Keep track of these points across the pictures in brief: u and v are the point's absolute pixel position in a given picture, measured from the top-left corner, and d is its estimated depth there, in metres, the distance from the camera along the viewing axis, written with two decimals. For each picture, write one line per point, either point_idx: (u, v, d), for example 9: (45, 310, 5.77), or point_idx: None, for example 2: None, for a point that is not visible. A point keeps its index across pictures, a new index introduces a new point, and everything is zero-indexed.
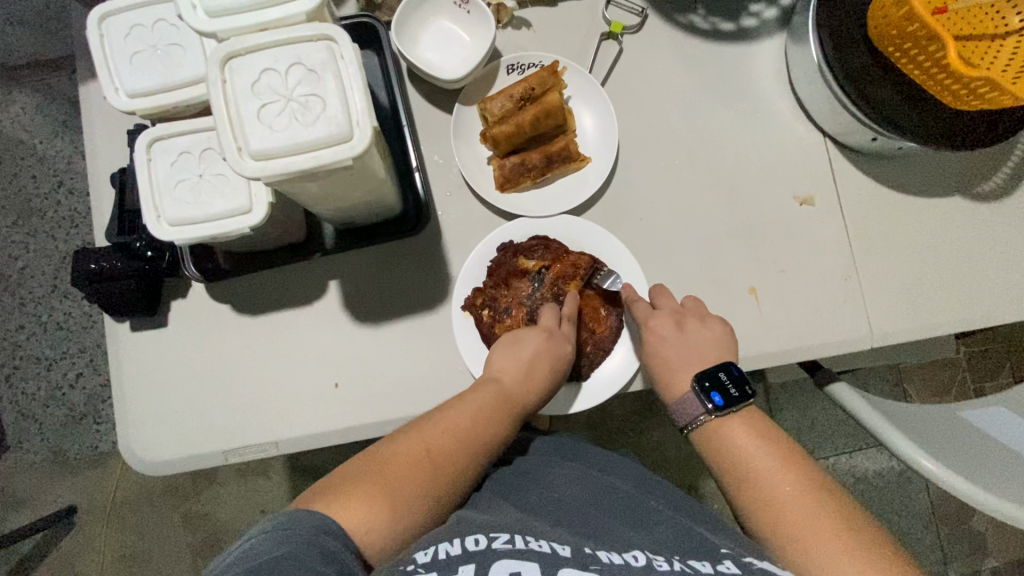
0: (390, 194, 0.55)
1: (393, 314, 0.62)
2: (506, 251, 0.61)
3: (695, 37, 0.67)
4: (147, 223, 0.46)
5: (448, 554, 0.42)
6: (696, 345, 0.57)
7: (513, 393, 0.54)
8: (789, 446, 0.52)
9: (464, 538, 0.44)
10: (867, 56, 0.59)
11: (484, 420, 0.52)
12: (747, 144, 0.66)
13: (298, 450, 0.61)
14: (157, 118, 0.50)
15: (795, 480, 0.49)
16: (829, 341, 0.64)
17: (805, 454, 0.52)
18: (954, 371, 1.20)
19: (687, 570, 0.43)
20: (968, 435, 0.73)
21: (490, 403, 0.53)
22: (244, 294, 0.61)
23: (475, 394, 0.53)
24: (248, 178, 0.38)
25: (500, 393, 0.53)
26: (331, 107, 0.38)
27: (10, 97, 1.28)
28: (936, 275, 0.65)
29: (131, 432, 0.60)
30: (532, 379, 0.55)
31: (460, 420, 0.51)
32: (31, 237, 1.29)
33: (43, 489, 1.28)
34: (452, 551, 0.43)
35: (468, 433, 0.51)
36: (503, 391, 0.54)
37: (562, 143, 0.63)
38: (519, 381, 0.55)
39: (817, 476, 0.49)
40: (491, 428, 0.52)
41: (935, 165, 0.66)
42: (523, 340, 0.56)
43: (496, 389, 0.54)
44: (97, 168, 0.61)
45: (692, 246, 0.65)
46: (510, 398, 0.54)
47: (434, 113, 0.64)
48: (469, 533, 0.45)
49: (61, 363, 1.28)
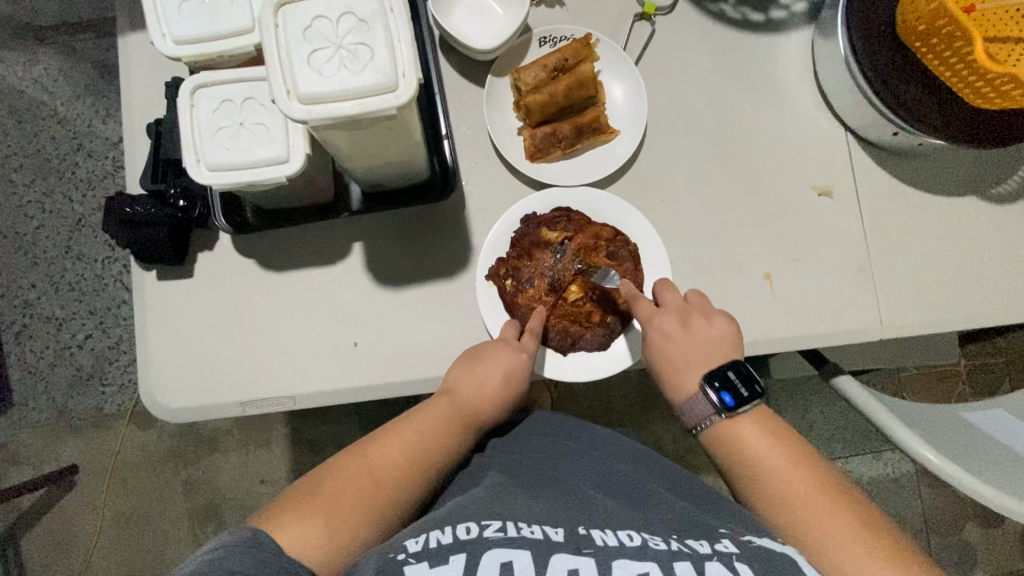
0: (421, 157, 0.57)
1: (413, 279, 0.63)
2: (529, 221, 0.63)
3: (724, 25, 0.68)
4: (187, 166, 0.47)
5: (439, 543, 0.43)
6: (706, 342, 0.57)
7: (460, 412, 0.57)
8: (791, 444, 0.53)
9: (455, 528, 0.45)
10: (893, 52, 0.60)
11: (428, 441, 0.54)
12: (769, 133, 0.67)
13: (314, 406, 0.62)
14: (200, 67, 0.51)
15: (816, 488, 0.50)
16: (839, 330, 0.65)
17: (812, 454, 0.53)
18: (953, 381, 1.22)
19: (684, 549, 0.44)
20: (969, 433, 0.75)
21: (439, 422, 0.55)
22: (269, 250, 0.62)
23: (423, 411, 0.56)
24: (295, 121, 0.39)
25: (446, 411, 0.56)
26: (379, 56, 0.39)
27: (36, 58, 1.29)
28: (948, 272, 0.66)
29: (152, 377, 0.61)
30: (483, 394, 0.57)
31: (406, 437, 0.53)
32: (48, 197, 1.30)
33: (45, 447, 1.29)
34: (443, 540, 0.43)
35: (415, 450, 0.53)
36: (450, 408, 0.56)
37: (593, 114, 0.64)
38: (470, 399, 0.57)
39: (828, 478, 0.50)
40: (436, 444, 0.54)
41: (953, 165, 0.67)
42: (480, 360, 0.58)
43: (443, 407, 0.56)
44: (133, 118, 0.62)
45: (710, 229, 0.66)
46: (459, 412, 0.57)
47: (465, 84, 0.65)
48: (460, 522, 0.46)
49: (71, 324, 1.29)
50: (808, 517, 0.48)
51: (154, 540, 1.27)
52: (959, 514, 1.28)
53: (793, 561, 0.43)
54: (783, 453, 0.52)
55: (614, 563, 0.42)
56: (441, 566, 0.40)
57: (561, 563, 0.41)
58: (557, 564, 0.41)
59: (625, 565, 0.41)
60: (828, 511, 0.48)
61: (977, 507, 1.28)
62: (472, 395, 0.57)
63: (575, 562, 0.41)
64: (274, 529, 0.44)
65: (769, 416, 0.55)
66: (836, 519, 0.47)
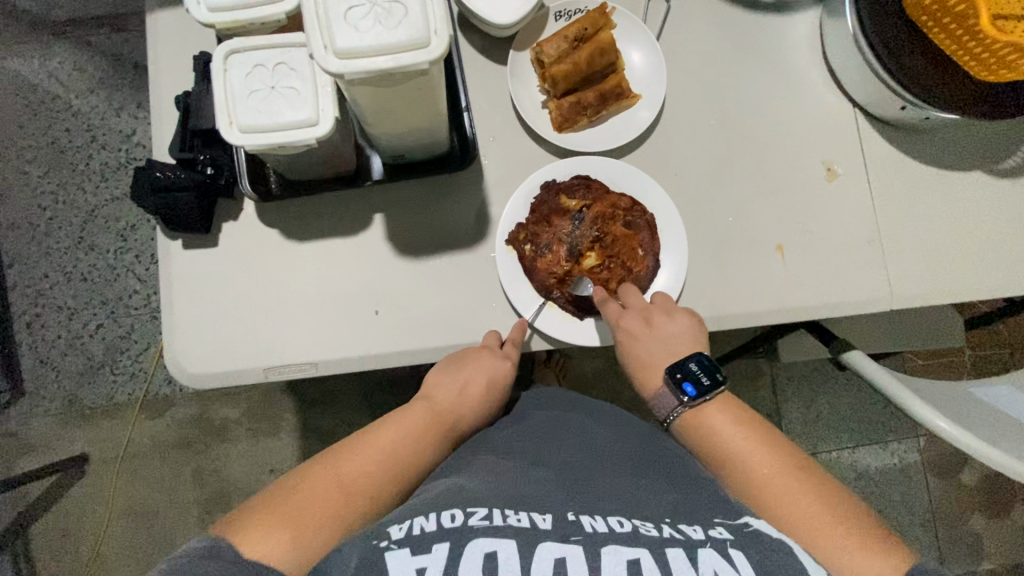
0: (443, 127, 0.58)
1: (433, 249, 0.64)
2: (548, 189, 0.64)
3: (734, 5, 0.70)
4: (220, 127, 0.49)
5: (423, 530, 0.42)
6: (667, 338, 0.60)
7: (438, 416, 0.59)
8: (763, 431, 0.56)
9: (439, 514, 0.44)
10: (899, 28, 0.61)
11: (405, 445, 0.55)
12: (777, 110, 0.69)
13: (335, 373, 0.63)
14: (230, 35, 0.53)
15: (776, 465, 0.53)
16: (849, 301, 0.66)
17: (774, 431, 0.57)
18: (959, 371, 1.22)
19: (677, 537, 0.44)
20: (979, 407, 0.75)
21: (417, 427, 0.57)
22: (293, 219, 0.64)
23: (401, 416, 0.57)
24: (331, 75, 0.41)
25: (425, 416, 0.58)
26: (412, 14, 0.40)
27: (51, 52, 1.32)
28: (956, 244, 0.68)
29: (177, 345, 0.62)
30: (459, 400, 0.60)
31: (381, 444, 0.54)
32: (62, 187, 1.32)
33: (55, 436, 1.29)
34: (427, 527, 0.43)
35: (388, 456, 0.54)
36: (428, 413, 0.58)
37: (615, 81, 0.66)
38: (449, 403, 0.60)
39: (791, 460, 0.54)
40: (413, 450, 0.55)
41: (959, 140, 0.69)
42: (463, 365, 0.61)
43: (422, 411, 0.58)
44: (161, 92, 0.64)
45: (723, 201, 0.68)
46: (438, 417, 0.59)
47: (484, 61, 0.67)
48: (445, 508, 0.45)
49: (82, 314, 1.30)
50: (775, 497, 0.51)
51: (162, 530, 1.27)
52: (966, 503, 1.28)
53: (789, 547, 0.44)
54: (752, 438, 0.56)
55: (603, 550, 0.41)
56: (423, 555, 0.40)
57: (549, 552, 0.41)
58: (544, 554, 0.41)
59: (615, 553, 0.41)
60: (795, 490, 0.51)
61: (982, 498, 1.28)
62: (453, 398, 0.60)
63: (562, 550, 0.41)
64: (239, 542, 0.43)
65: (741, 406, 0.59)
66: (804, 501, 0.50)
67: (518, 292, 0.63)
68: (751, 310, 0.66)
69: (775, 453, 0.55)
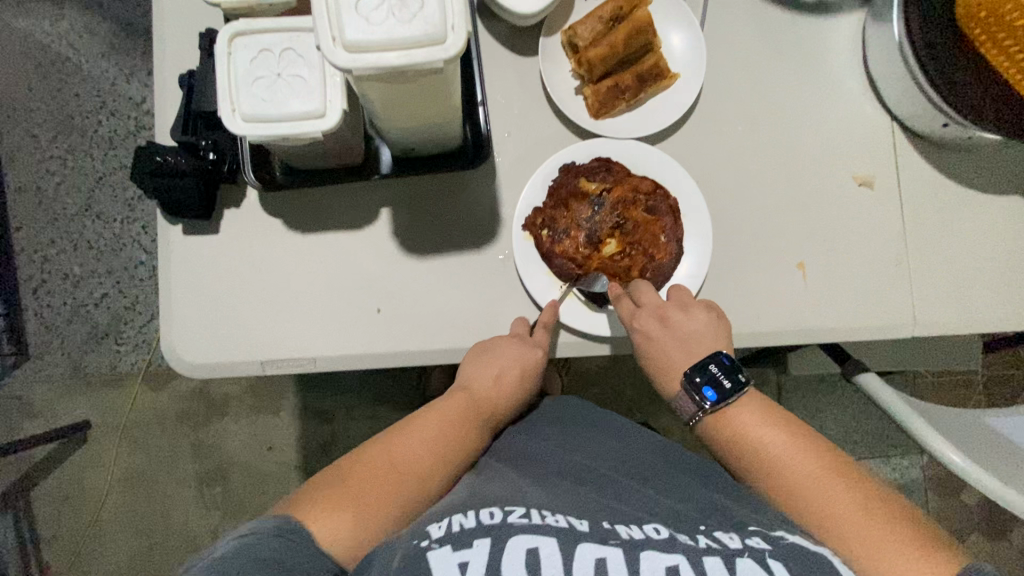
0: (456, 122, 0.55)
1: (441, 247, 0.62)
2: (568, 172, 0.62)
3: (772, 4, 0.66)
4: (222, 115, 0.46)
5: (462, 527, 0.42)
6: (686, 336, 0.58)
7: (479, 405, 0.57)
8: (790, 425, 0.54)
9: (479, 512, 0.44)
10: (949, 36, 0.57)
11: (451, 432, 0.54)
12: (811, 118, 0.66)
13: (333, 370, 0.62)
14: (238, 14, 0.50)
15: (805, 457, 0.51)
16: (870, 324, 0.64)
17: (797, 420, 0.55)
18: (970, 390, 1.19)
19: (714, 546, 0.42)
20: (996, 438, 0.73)
21: (462, 414, 0.55)
22: (296, 210, 0.62)
23: (443, 404, 0.56)
24: (339, 69, 0.38)
25: (467, 402, 0.56)
26: (428, 7, 0.37)
27: (62, 13, 1.29)
28: (990, 271, 0.64)
29: (175, 333, 0.61)
30: (500, 388, 0.58)
31: (428, 429, 0.53)
32: (70, 153, 1.30)
33: (58, 402, 1.29)
34: (466, 525, 0.43)
35: (438, 442, 0.52)
36: (470, 401, 0.57)
37: (653, 60, 0.62)
38: (490, 392, 0.57)
39: (820, 450, 0.52)
40: (460, 437, 0.54)
41: (1001, 160, 0.65)
42: (497, 353, 0.58)
43: (463, 399, 0.56)
44: (165, 68, 0.61)
45: (744, 213, 0.65)
46: (480, 405, 0.57)
47: (502, 52, 0.64)
48: (483, 507, 0.45)
49: (88, 282, 1.29)
50: (800, 497, 0.49)
51: (162, 500, 1.28)
52: (965, 523, 1.27)
53: (830, 564, 0.42)
54: (778, 435, 0.53)
55: (640, 555, 0.40)
56: (465, 550, 0.40)
57: (589, 552, 0.40)
58: (585, 554, 0.40)
59: (653, 557, 0.40)
60: (821, 492, 0.49)
61: (982, 518, 1.27)
62: (493, 387, 0.58)
63: (602, 551, 0.40)
64: (309, 525, 0.43)
65: (765, 401, 0.56)
66: (833, 498, 0.48)
67: (533, 280, 0.61)
68: (767, 329, 0.63)
69: (804, 445, 0.52)
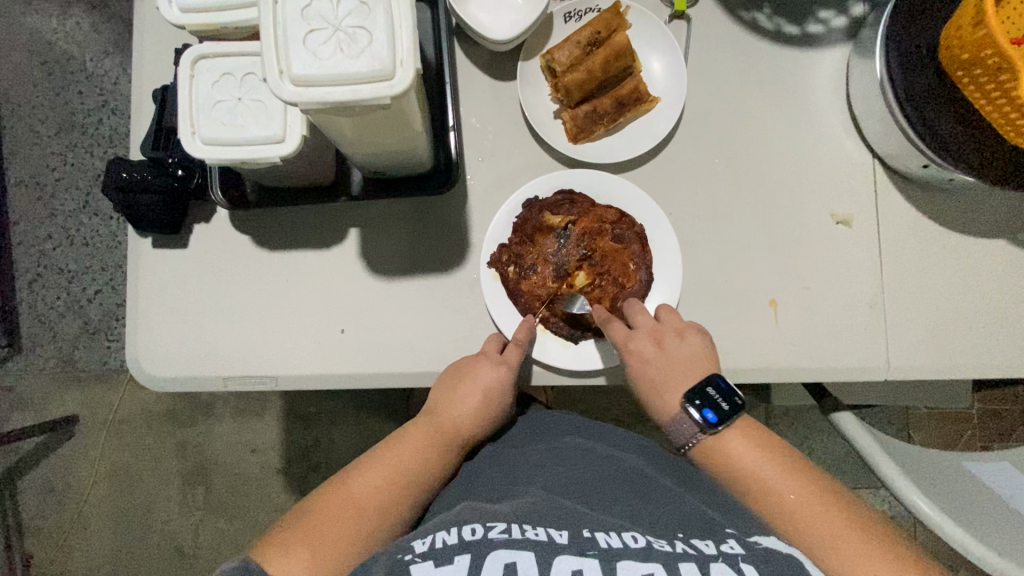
0: (423, 146, 0.55)
1: (408, 270, 0.62)
2: (532, 206, 0.61)
3: (756, 36, 0.65)
4: (181, 137, 0.46)
5: (445, 543, 0.42)
6: (680, 362, 0.55)
7: (442, 433, 0.56)
8: (782, 449, 0.52)
9: (461, 528, 0.43)
10: (933, 75, 0.56)
11: (412, 463, 0.54)
12: (791, 152, 0.64)
13: (295, 388, 0.62)
14: (206, 35, 0.50)
15: (798, 481, 0.50)
16: (842, 364, 0.62)
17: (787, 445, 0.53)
18: (964, 424, 1.16)
19: (689, 551, 0.42)
20: (973, 484, 0.71)
21: (424, 443, 0.55)
22: (265, 227, 0.62)
23: (406, 435, 0.56)
24: (285, 103, 0.38)
25: (428, 432, 0.56)
26: (376, 43, 0.37)
27: (69, 12, 1.31)
28: (969, 316, 0.63)
29: (140, 345, 0.61)
30: (464, 414, 0.57)
31: (389, 462, 0.53)
32: (70, 150, 1.31)
33: (47, 395, 1.30)
34: (449, 541, 0.42)
35: (398, 473, 0.53)
36: (432, 430, 0.56)
37: (633, 85, 0.61)
38: (453, 419, 0.57)
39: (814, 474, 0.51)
40: (421, 465, 0.54)
41: (984, 203, 0.63)
42: (461, 381, 0.57)
43: (426, 428, 0.56)
44: (142, 82, 0.62)
45: (717, 247, 0.64)
46: (442, 433, 0.56)
47: (479, 76, 0.64)
48: (465, 523, 0.44)
49: (82, 278, 1.31)
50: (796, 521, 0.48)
51: (144, 497, 1.29)
52: None
53: (800, 563, 0.42)
54: (770, 458, 0.51)
55: (618, 564, 0.40)
56: (447, 568, 0.39)
57: (565, 564, 0.40)
58: (561, 565, 0.40)
59: (630, 567, 0.40)
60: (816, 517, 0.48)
61: None
62: (456, 414, 0.57)
63: (579, 563, 0.40)
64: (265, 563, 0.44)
65: (757, 424, 0.54)
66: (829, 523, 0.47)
67: (499, 309, 0.60)
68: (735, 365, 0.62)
69: (794, 470, 0.51)
